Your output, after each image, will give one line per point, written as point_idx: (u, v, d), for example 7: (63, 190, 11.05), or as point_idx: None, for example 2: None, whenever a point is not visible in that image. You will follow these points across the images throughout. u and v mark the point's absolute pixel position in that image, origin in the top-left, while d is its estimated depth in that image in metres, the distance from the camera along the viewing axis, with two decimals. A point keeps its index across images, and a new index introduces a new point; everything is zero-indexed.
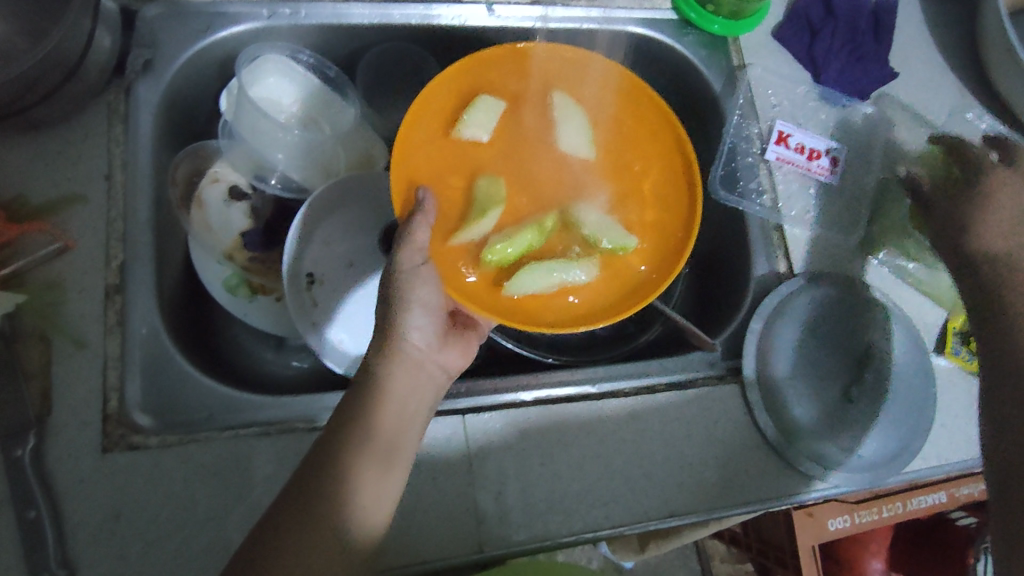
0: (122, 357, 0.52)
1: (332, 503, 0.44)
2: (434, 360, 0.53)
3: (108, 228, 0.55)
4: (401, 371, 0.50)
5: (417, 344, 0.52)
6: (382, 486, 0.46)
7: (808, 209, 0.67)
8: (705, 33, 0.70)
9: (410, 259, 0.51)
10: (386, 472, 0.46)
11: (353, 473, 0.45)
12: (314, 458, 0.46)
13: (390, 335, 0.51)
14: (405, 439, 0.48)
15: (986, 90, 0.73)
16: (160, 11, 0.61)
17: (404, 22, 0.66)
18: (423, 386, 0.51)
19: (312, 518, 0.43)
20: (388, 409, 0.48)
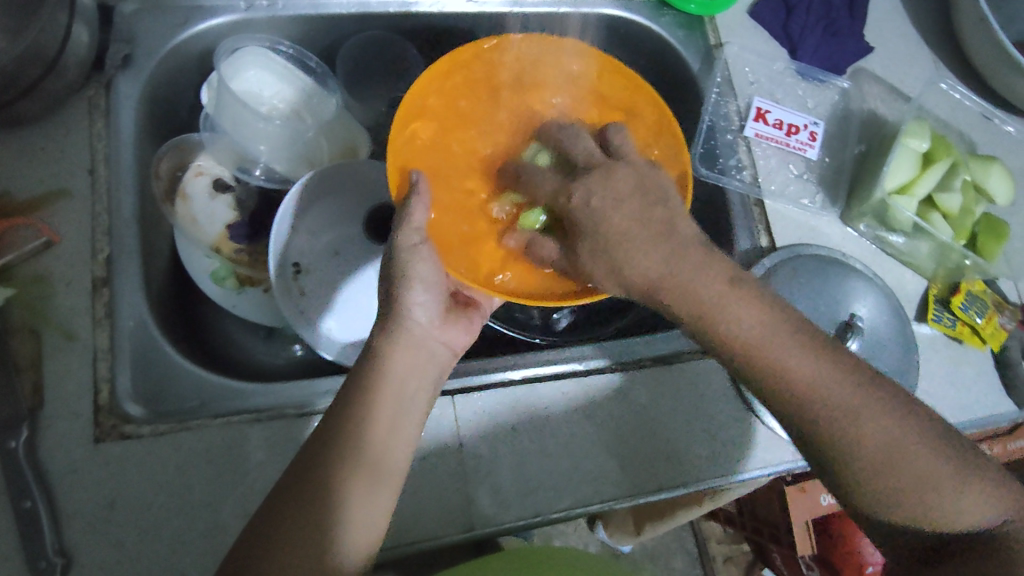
0: (111, 348, 0.53)
1: (334, 486, 0.44)
2: (436, 337, 0.53)
3: (92, 222, 0.56)
4: (402, 349, 0.49)
5: (420, 321, 0.52)
6: (385, 468, 0.46)
7: (787, 183, 0.68)
8: (681, 14, 0.71)
9: (408, 240, 0.51)
10: (386, 453, 0.46)
11: (352, 463, 0.45)
12: (315, 442, 0.46)
13: (394, 313, 0.50)
14: (404, 423, 0.48)
15: (959, 61, 0.74)
16: (138, 7, 0.61)
17: (382, 10, 0.67)
18: (425, 364, 0.51)
19: (311, 505, 0.43)
20: (390, 388, 0.48)
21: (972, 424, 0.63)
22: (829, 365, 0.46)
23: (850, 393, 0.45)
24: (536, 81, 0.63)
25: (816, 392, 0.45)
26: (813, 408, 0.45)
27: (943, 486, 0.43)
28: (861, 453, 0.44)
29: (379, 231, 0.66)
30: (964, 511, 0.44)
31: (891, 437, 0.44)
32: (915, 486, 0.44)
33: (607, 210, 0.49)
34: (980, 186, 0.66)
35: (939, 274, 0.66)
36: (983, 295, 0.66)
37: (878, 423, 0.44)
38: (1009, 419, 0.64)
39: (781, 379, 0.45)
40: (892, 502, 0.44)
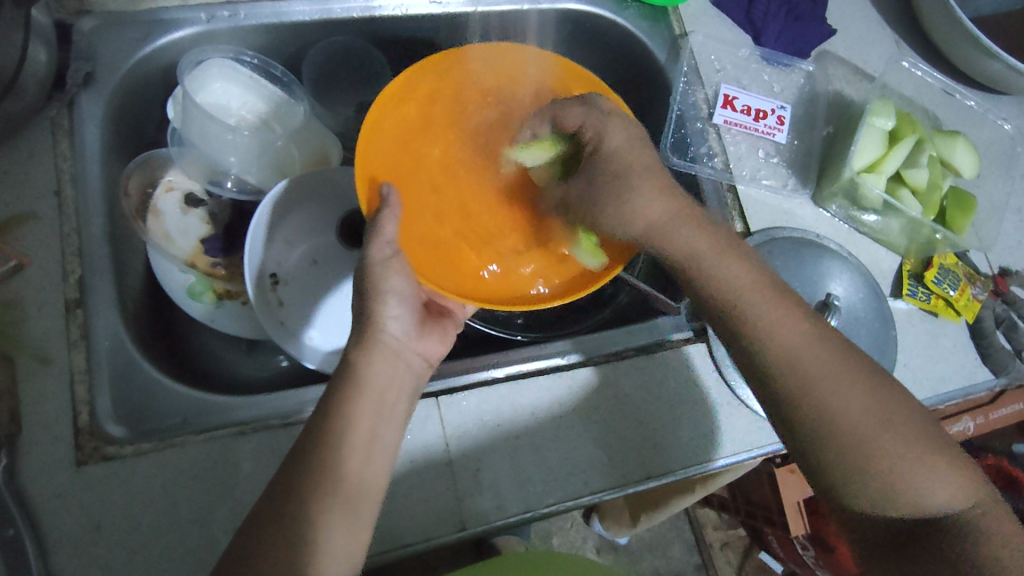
0: (88, 369, 0.52)
1: (316, 499, 0.43)
2: (412, 348, 0.52)
3: (62, 244, 0.55)
4: (380, 362, 0.49)
5: (395, 334, 0.51)
6: (367, 476, 0.46)
7: (758, 168, 0.68)
8: (644, 6, 0.72)
9: (380, 252, 0.50)
10: (367, 464, 0.46)
11: (331, 482, 0.44)
12: (294, 458, 0.45)
13: (367, 326, 0.50)
14: (382, 438, 0.47)
15: (921, 39, 0.75)
16: (97, 24, 0.60)
17: (345, 16, 0.66)
18: (402, 375, 0.50)
19: (293, 520, 0.42)
20: (369, 398, 0.47)
21: (951, 394, 0.64)
22: (806, 336, 0.49)
23: (827, 360, 0.47)
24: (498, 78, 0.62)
25: (794, 359, 0.48)
26: (794, 376, 0.47)
27: (915, 468, 0.45)
28: (835, 429, 0.46)
29: (353, 238, 0.66)
30: (936, 494, 0.45)
31: (867, 414, 0.46)
32: (889, 464, 0.45)
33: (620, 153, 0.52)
34: (946, 161, 0.67)
35: (912, 250, 0.67)
36: (956, 268, 0.67)
37: (854, 399, 0.46)
38: (987, 387, 0.65)
39: (764, 342, 0.48)
40: (862, 486, 0.46)
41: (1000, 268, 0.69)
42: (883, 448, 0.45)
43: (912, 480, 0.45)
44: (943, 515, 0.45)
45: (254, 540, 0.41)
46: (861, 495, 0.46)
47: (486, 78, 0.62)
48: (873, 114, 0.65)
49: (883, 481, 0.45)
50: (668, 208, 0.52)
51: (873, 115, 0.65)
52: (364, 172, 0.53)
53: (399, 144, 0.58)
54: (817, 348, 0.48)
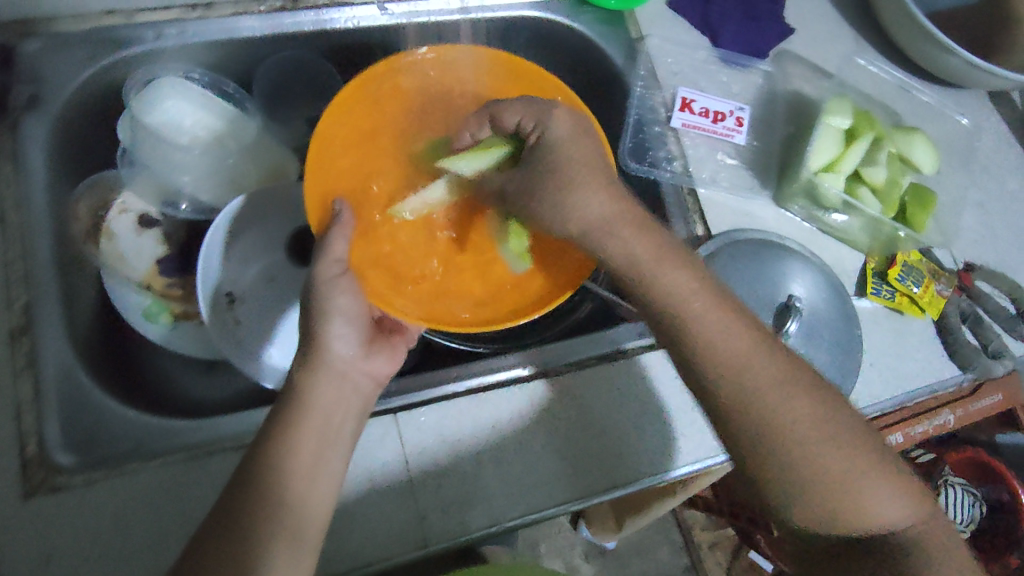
0: (36, 398, 0.51)
1: (256, 531, 0.42)
2: (360, 369, 0.51)
3: (7, 271, 0.54)
4: (324, 386, 0.48)
5: (342, 354, 0.50)
6: (309, 505, 0.44)
7: (718, 170, 0.68)
8: (600, 11, 0.71)
9: (326, 271, 0.50)
10: (310, 492, 0.45)
11: (272, 509, 0.43)
12: (234, 488, 0.44)
13: (313, 346, 0.49)
14: (327, 462, 0.46)
15: (879, 35, 0.75)
16: (42, 46, 0.60)
17: (297, 30, 0.65)
18: (348, 397, 0.49)
19: (231, 554, 0.41)
20: (312, 422, 0.47)
21: (918, 393, 0.64)
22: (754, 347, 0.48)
23: (768, 371, 0.48)
24: (445, 86, 0.62)
25: (738, 370, 0.47)
26: (735, 387, 0.47)
27: (853, 485, 0.46)
28: (779, 449, 0.46)
29: (308, 254, 0.65)
30: (873, 511, 0.46)
31: (806, 427, 0.47)
32: (827, 482, 0.46)
33: (564, 144, 0.51)
34: (906, 157, 0.67)
35: (875, 247, 0.66)
36: (919, 265, 0.66)
37: (801, 410, 0.47)
38: (954, 384, 0.65)
39: (706, 348, 0.48)
40: (802, 507, 0.47)
41: (965, 263, 0.68)
42: (822, 464, 0.46)
43: (849, 498, 0.46)
44: (888, 530, 0.46)
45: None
46: (798, 511, 0.47)
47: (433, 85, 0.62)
48: (829, 117, 0.65)
49: (819, 495, 0.46)
50: (615, 205, 0.51)
51: (828, 118, 0.65)
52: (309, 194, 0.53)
53: (341, 159, 0.57)
54: (762, 356, 0.48)
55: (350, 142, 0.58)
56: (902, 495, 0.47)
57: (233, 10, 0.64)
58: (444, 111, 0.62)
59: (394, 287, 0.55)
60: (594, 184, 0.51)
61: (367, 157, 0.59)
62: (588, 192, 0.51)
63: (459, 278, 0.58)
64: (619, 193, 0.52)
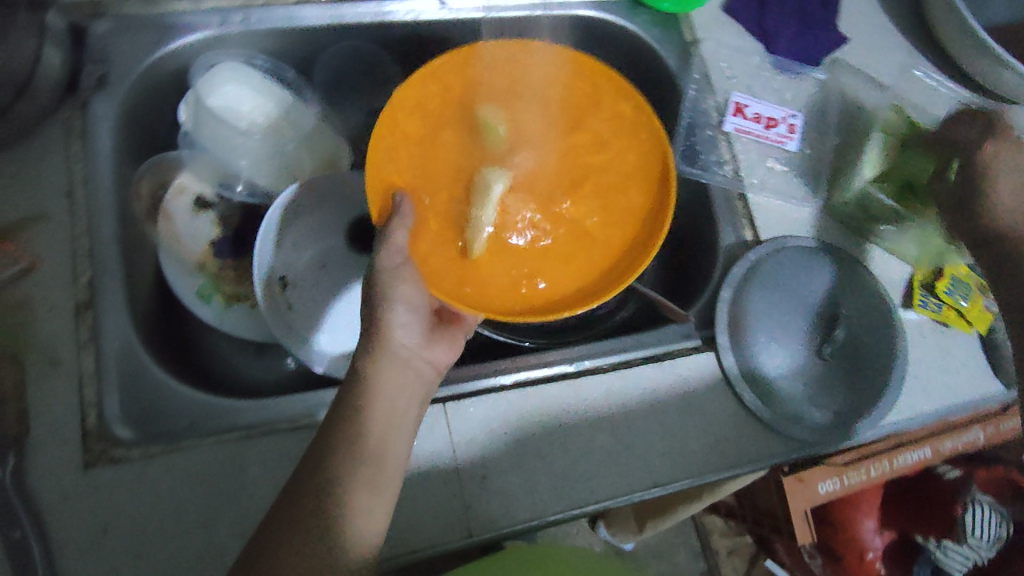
0: (97, 371, 0.53)
1: (327, 509, 0.43)
2: (421, 356, 0.52)
3: (73, 246, 0.55)
4: (390, 372, 0.49)
5: (404, 342, 0.51)
6: (375, 486, 0.45)
7: (769, 176, 0.68)
8: (657, 12, 0.71)
9: (390, 260, 0.50)
10: (377, 474, 0.46)
11: (340, 487, 0.44)
12: (305, 466, 0.45)
13: (376, 333, 0.50)
14: (391, 446, 0.47)
15: (934, 48, 0.75)
16: (111, 26, 0.61)
17: (357, 21, 0.66)
18: (411, 384, 0.50)
19: (304, 528, 0.42)
20: (379, 404, 0.48)
21: (959, 408, 0.64)
22: None
23: None
24: (507, 83, 0.63)
25: None
26: None
27: None
28: None
29: (363, 243, 0.66)
30: None
31: None
32: None
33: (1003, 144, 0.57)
34: None
35: (923, 260, 0.66)
36: (968, 279, 0.67)
37: None
38: (999, 401, 0.65)
39: None
40: None
41: None
42: None
43: None
44: None
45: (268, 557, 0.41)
46: None
47: (493, 79, 0.62)
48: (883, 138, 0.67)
49: None
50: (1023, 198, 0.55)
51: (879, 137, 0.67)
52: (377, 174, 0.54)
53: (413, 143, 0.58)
54: None
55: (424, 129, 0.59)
56: None
57: None
58: (505, 107, 0.62)
59: (453, 281, 0.55)
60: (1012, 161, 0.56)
61: (429, 147, 0.59)
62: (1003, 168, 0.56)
63: (537, 267, 0.57)
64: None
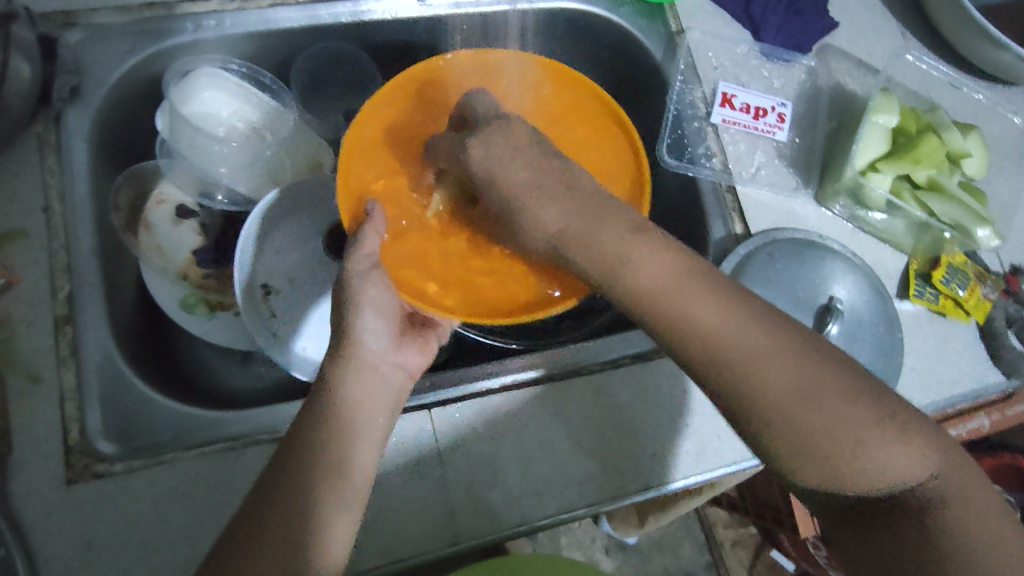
0: (78, 387, 0.52)
1: (289, 523, 0.43)
2: (389, 361, 0.51)
3: (51, 259, 0.54)
4: (354, 378, 0.48)
5: (372, 347, 0.50)
6: (342, 497, 0.45)
7: (757, 168, 0.67)
8: (641, 3, 0.70)
9: (359, 265, 0.50)
10: (343, 485, 0.45)
11: (303, 500, 0.43)
12: (268, 482, 0.44)
13: (343, 338, 0.49)
14: (357, 454, 0.46)
15: (928, 28, 0.73)
16: (83, 36, 0.59)
17: (333, 21, 0.65)
18: (379, 388, 0.49)
19: (268, 539, 0.42)
20: (342, 414, 0.46)
21: (960, 398, 0.63)
22: (801, 377, 0.44)
23: (786, 376, 0.44)
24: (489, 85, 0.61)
25: (776, 401, 0.44)
26: (725, 359, 0.45)
27: (855, 440, 0.43)
28: (794, 426, 0.43)
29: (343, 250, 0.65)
30: (880, 464, 0.43)
31: (792, 383, 0.44)
32: (811, 440, 0.43)
33: (507, 166, 0.51)
34: (956, 158, 0.64)
35: (919, 249, 0.65)
36: (964, 267, 0.64)
37: (777, 372, 0.44)
38: (999, 389, 0.63)
39: (754, 394, 0.44)
40: (807, 463, 0.44)
41: (1011, 266, 0.67)
42: (813, 427, 0.43)
43: (850, 453, 0.43)
44: (905, 487, 0.43)
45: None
46: (792, 469, 0.44)
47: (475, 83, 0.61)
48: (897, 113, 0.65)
49: (817, 459, 0.43)
50: (565, 206, 0.49)
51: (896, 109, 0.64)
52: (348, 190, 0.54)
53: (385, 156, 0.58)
54: (794, 391, 0.44)
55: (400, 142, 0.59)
56: (915, 446, 0.43)
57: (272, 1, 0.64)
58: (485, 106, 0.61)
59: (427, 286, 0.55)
60: (552, 199, 0.50)
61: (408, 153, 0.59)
62: (543, 208, 0.50)
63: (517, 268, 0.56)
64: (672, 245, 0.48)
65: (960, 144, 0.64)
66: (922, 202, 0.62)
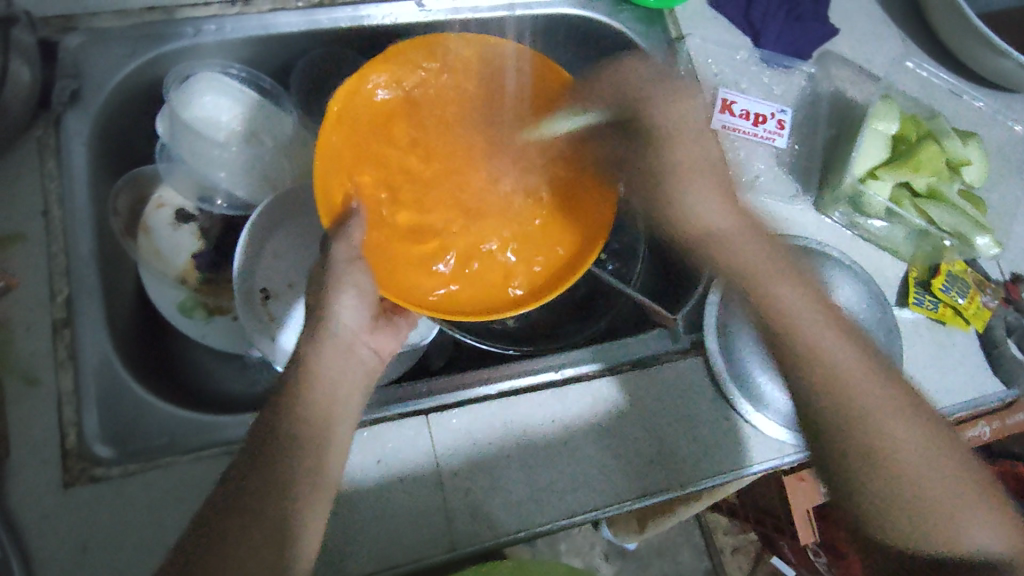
0: (76, 391, 0.52)
1: (269, 493, 0.44)
2: (364, 343, 0.53)
3: (50, 263, 0.55)
4: (330, 356, 0.50)
5: (348, 326, 0.52)
6: (320, 470, 0.46)
7: (757, 175, 0.67)
8: (640, 8, 0.70)
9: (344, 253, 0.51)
10: (325, 458, 0.46)
11: (281, 471, 0.44)
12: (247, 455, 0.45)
13: (322, 320, 0.51)
14: (336, 429, 0.48)
15: (929, 36, 0.73)
16: (83, 39, 0.60)
17: (333, 27, 0.65)
18: (354, 367, 0.51)
19: (250, 510, 0.43)
20: (320, 389, 0.48)
21: (960, 406, 0.62)
22: (923, 433, 0.52)
23: (908, 436, 0.52)
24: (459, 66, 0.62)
25: (884, 446, 0.51)
26: (857, 418, 0.52)
27: (952, 512, 0.51)
28: (891, 485, 0.51)
29: None
30: (970, 535, 0.50)
31: (916, 446, 0.52)
32: (920, 500, 0.51)
33: (684, 147, 0.60)
34: (956, 165, 0.65)
35: (918, 257, 0.65)
36: (964, 275, 0.64)
37: (915, 426, 0.52)
38: (1001, 399, 0.63)
39: (892, 449, 0.51)
40: (893, 520, 0.51)
41: (1011, 275, 0.67)
42: (923, 493, 0.51)
43: (949, 522, 0.50)
44: (988, 556, 0.50)
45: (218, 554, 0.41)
46: (888, 532, 0.52)
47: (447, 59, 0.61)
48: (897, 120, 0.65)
49: (913, 513, 0.51)
50: (757, 233, 0.58)
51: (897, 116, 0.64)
52: (329, 184, 0.55)
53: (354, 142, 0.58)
54: (921, 447, 0.52)
55: (368, 125, 0.60)
56: (1001, 524, 0.51)
57: (272, 6, 0.64)
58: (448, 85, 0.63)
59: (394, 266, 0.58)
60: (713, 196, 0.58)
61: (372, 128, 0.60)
62: (707, 200, 0.58)
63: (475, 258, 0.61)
64: (816, 293, 0.56)
65: (961, 152, 0.64)
66: (922, 209, 0.63)
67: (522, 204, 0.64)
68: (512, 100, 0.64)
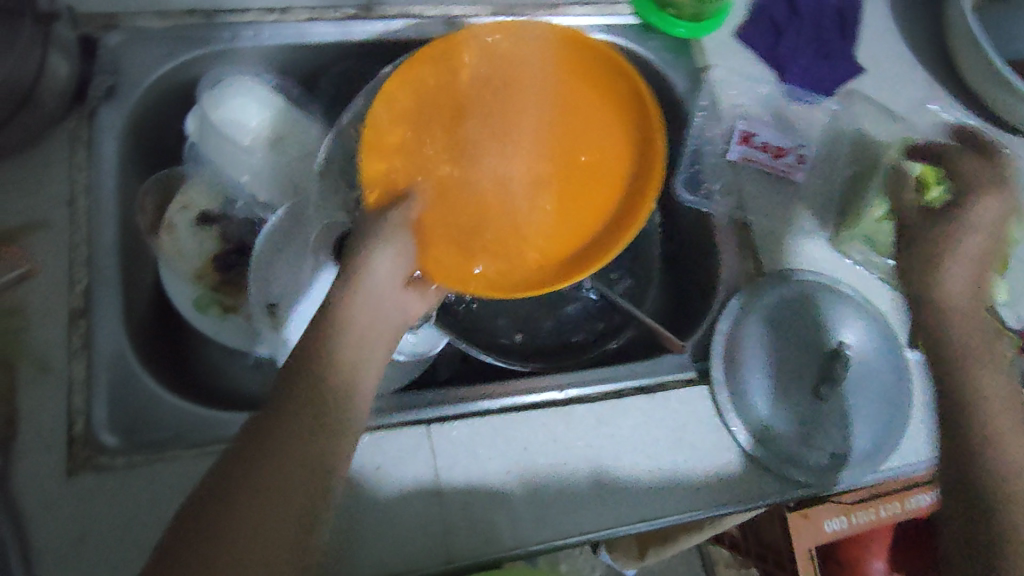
0: (88, 379, 0.53)
1: (287, 451, 0.41)
2: (394, 297, 0.54)
3: (72, 253, 0.56)
4: (362, 303, 0.51)
5: (382, 279, 0.53)
6: (340, 433, 0.43)
7: (774, 208, 0.67)
8: (668, 38, 0.71)
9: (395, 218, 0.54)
10: (346, 416, 0.45)
11: (303, 425, 0.42)
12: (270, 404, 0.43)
13: (358, 266, 0.52)
14: (360, 382, 0.47)
15: (955, 81, 0.73)
16: (123, 38, 0.62)
17: (365, 38, 0.67)
18: (383, 317, 0.52)
19: (264, 468, 0.40)
20: (349, 336, 0.49)
21: None
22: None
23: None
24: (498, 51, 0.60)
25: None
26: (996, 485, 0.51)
27: None
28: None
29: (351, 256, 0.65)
30: None
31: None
32: None
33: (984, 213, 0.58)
34: None
35: None
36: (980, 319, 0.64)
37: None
38: None
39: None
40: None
41: None
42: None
43: None
44: None
45: (212, 550, 0.36)
46: None
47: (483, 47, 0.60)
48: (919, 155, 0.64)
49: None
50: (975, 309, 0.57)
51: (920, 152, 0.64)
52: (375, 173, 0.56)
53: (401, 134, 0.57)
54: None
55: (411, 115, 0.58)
56: None
57: (309, 16, 0.66)
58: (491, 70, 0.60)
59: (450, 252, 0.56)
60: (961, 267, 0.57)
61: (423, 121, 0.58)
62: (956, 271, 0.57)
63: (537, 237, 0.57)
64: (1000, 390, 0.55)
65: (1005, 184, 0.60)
66: None
67: (583, 183, 0.60)
68: (557, 81, 0.61)
